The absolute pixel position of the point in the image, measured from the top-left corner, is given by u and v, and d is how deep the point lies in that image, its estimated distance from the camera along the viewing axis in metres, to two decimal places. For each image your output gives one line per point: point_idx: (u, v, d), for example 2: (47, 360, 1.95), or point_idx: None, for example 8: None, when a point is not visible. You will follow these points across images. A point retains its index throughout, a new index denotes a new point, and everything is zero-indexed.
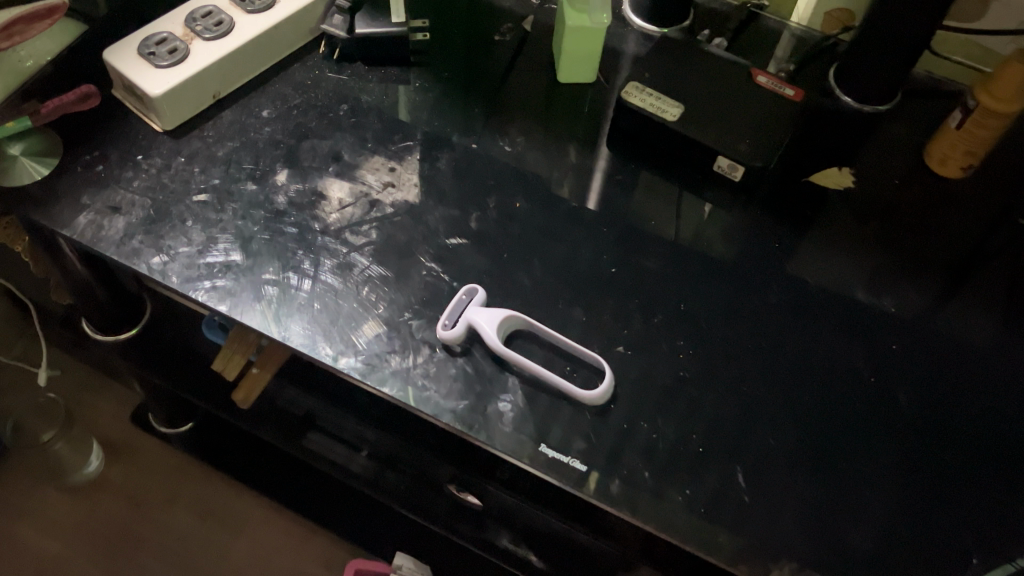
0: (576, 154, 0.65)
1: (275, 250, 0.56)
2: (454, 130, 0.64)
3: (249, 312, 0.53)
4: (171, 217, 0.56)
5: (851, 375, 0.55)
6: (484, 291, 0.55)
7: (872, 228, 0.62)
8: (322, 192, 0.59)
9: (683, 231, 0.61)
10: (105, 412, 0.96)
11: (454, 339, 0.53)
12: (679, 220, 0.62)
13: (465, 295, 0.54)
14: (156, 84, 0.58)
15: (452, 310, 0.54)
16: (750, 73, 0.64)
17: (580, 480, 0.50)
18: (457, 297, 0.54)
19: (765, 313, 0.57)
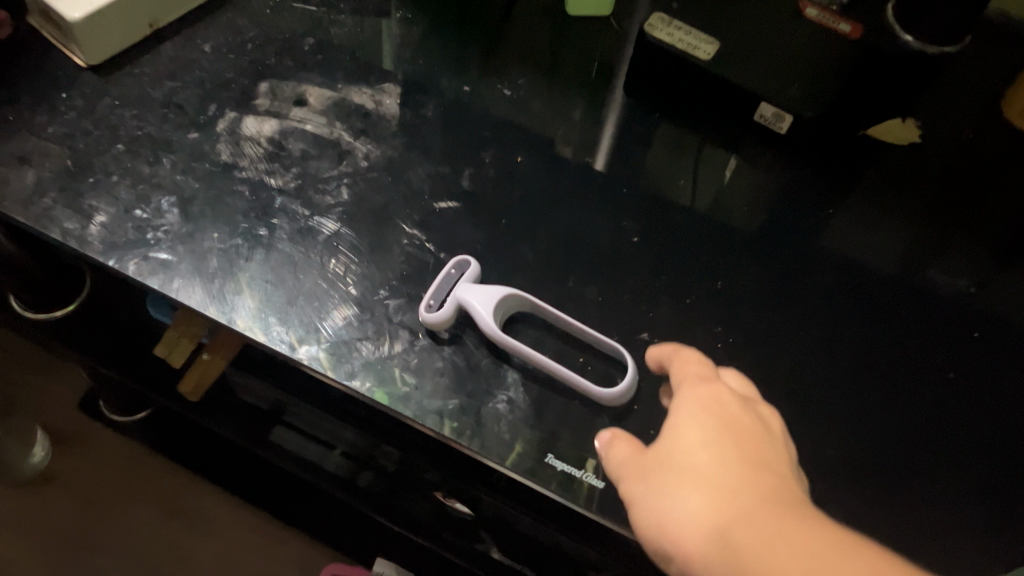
0: (589, 101, 0.54)
1: (221, 213, 0.45)
2: (443, 71, 0.53)
3: (187, 289, 0.43)
4: (94, 172, 0.46)
5: (925, 370, 0.45)
6: (477, 264, 0.45)
7: (944, 192, 0.52)
8: (281, 142, 0.48)
9: (698, 200, 0.51)
10: (53, 396, 0.86)
11: (439, 324, 0.42)
12: (695, 185, 0.52)
13: (454, 269, 0.44)
14: (74, 6, 0.46)
15: (438, 288, 0.43)
16: (797, 5, 0.52)
17: (595, 500, 0.40)
18: (444, 271, 0.44)
19: (819, 295, 0.48)
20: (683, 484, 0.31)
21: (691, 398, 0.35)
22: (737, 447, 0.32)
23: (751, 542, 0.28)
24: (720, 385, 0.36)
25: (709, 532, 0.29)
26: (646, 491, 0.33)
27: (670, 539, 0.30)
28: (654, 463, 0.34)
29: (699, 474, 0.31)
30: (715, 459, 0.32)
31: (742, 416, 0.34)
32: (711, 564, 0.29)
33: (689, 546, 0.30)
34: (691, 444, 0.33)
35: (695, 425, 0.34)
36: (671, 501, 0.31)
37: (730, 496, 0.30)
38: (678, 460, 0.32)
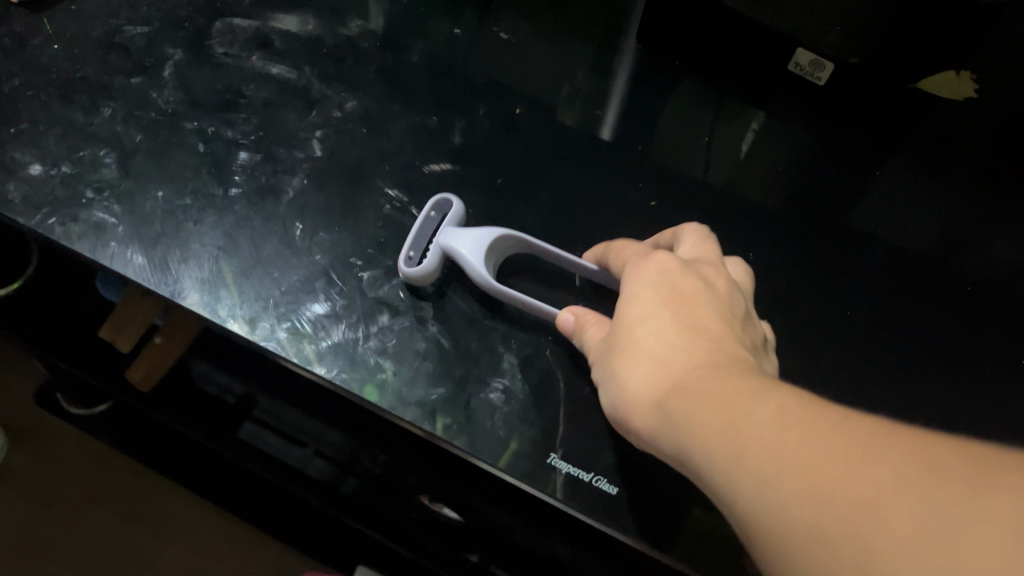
0: (599, 50, 0.48)
1: (167, 169, 0.39)
2: (431, 12, 0.46)
3: (123, 257, 0.36)
4: (18, 121, 0.39)
5: (997, 354, 0.39)
6: (459, 201, 0.38)
7: (1006, 154, 0.45)
8: (240, 89, 0.41)
9: (710, 174, 0.44)
10: (8, 388, 0.80)
11: (425, 278, 0.36)
12: (708, 159, 0.44)
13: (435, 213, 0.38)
14: None
15: (418, 236, 0.37)
16: None
17: (610, 510, 0.33)
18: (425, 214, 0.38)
19: (869, 268, 0.41)
20: (628, 362, 0.28)
21: (633, 266, 0.31)
22: (682, 307, 0.28)
23: (683, 406, 0.24)
24: (664, 249, 0.31)
25: (654, 406, 0.25)
26: (602, 376, 0.29)
27: (630, 422, 0.27)
28: (605, 345, 0.30)
29: (639, 351, 0.27)
30: (655, 325, 0.28)
31: (684, 276, 0.29)
32: (662, 439, 0.25)
33: (641, 423, 0.26)
34: (630, 319, 0.29)
35: (633, 297, 0.29)
36: (619, 380, 0.28)
37: (671, 363, 0.26)
38: (620, 336, 0.29)
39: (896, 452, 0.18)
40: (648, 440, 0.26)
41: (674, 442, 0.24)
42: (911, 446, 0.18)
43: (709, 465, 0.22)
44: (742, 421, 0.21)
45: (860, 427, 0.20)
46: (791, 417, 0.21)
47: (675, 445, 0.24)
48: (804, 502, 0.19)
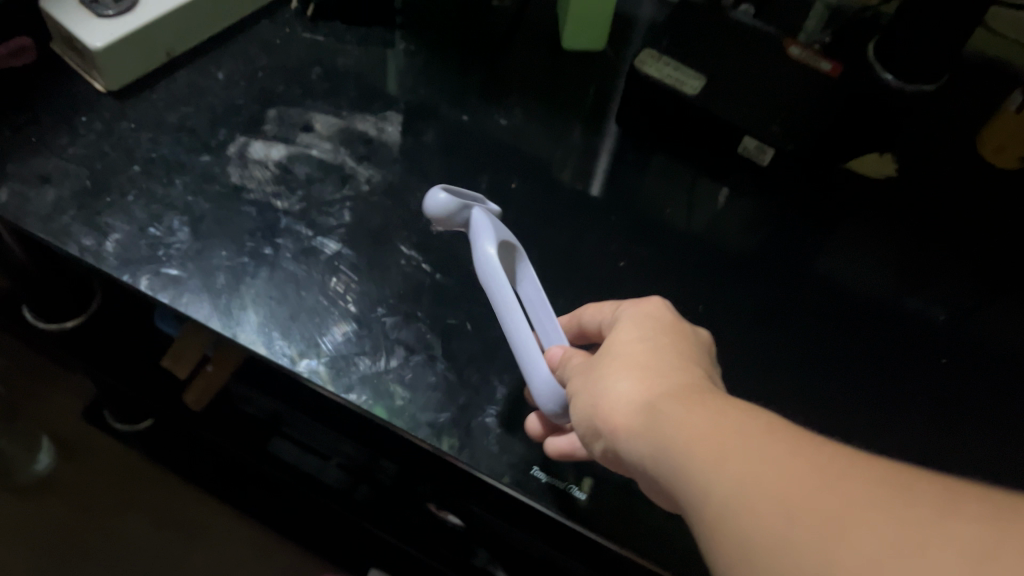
0: (585, 128, 0.57)
1: (229, 233, 0.48)
2: (443, 100, 0.56)
3: (195, 304, 0.45)
4: (110, 192, 0.48)
5: (894, 390, 0.46)
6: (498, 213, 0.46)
7: (920, 222, 0.54)
8: (287, 167, 0.51)
9: (695, 221, 0.53)
10: (58, 405, 0.89)
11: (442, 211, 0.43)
12: (692, 208, 0.54)
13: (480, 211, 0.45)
14: (97, 36, 0.50)
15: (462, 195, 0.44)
16: (782, 44, 0.56)
17: (577, 511, 0.42)
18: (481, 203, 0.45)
19: (796, 319, 0.49)
20: (617, 368, 0.31)
21: (628, 309, 0.36)
22: (672, 344, 0.33)
23: (672, 411, 0.27)
24: (657, 300, 0.37)
25: (638, 407, 0.29)
26: (576, 381, 0.33)
27: (604, 422, 0.30)
28: (588, 357, 0.34)
29: (632, 363, 0.31)
30: (647, 349, 0.32)
31: (675, 324, 0.34)
32: (639, 440, 0.28)
33: (618, 423, 0.29)
34: (626, 340, 0.33)
35: (631, 328, 0.34)
36: (600, 382, 0.31)
37: (659, 379, 0.30)
38: (608, 351, 0.33)
39: (874, 466, 0.22)
40: (621, 443, 0.29)
41: (654, 441, 0.27)
42: (893, 467, 0.22)
43: (694, 465, 0.25)
44: (732, 432, 0.24)
45: (843, 449, 0.23)
46: (781, 435, 0.24)
47: (654, 447, 0.27)
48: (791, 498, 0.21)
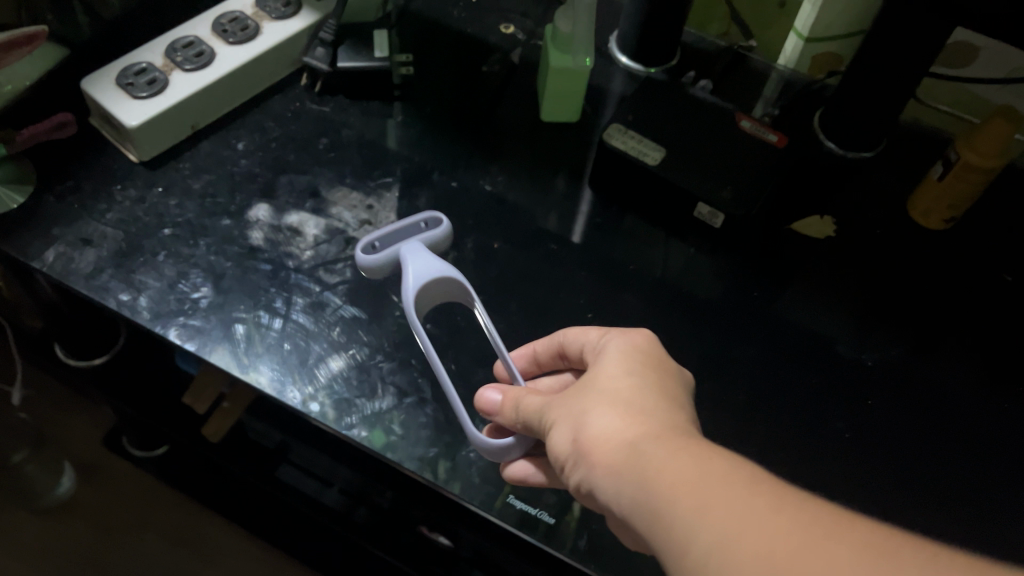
0: (559, 191, 0.65)
1: (246, 288, 0.55)
2: (435, 168, 0.64)
3: (218, 351, 0.52)
4: (143, 252, 0.55)
5: (821, 428, 0.53)
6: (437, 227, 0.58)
7: (854, 275, 0.61)
8: (297, 229, 0.58)
9: (668, 267, 0.61)
10: (78, 433, 0.96)
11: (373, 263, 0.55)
12: (665, 260, 0.62)
13: (423, 222, 0.58)
14: (133, 115, 0.58)
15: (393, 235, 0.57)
16: (735, 117, 0.63)
17: (547, 533, 0.49)
18: (417, 218, 0.58)
19: (742, 364, 0.56)
20: (602, 402, 0.37)
21: (617, 342, 0.42)
22: (655, 385, 0.38)
23: (656, 456, 0.33)
24: (642, 331, 0.43)
25: (624, 447, 0.34)
26: (566, 414, 0.38)
27: (590, 455, 0.35)
28: (576, 389, 0.39)
29: (618, 399, 0.37)
30: (632, 388, 0.37)
31: (659, 360, 0.40)
32: (624, 478, 0.33)
33: (604, 459, 0.35)
34: (615, 374, 0.39)
35: (619, 363, 0.40)
36: (588, 418, 0.37)
37: (643, 421, 0.35)
38: (597, 387, 0.38)
39: (832, 522, 0.27)
40: (606, 478, 0.34)
41: (639, 482, 0.32)
42: (846, 521, 0.27)
43: (678, 509, 0.30)
44: (712, 482, 0.30)
45: (805, 501, 0.29)
46: (754, 486, 0.30)
47: (639, 487, 0.32)
48: (761, 548, 0.27)
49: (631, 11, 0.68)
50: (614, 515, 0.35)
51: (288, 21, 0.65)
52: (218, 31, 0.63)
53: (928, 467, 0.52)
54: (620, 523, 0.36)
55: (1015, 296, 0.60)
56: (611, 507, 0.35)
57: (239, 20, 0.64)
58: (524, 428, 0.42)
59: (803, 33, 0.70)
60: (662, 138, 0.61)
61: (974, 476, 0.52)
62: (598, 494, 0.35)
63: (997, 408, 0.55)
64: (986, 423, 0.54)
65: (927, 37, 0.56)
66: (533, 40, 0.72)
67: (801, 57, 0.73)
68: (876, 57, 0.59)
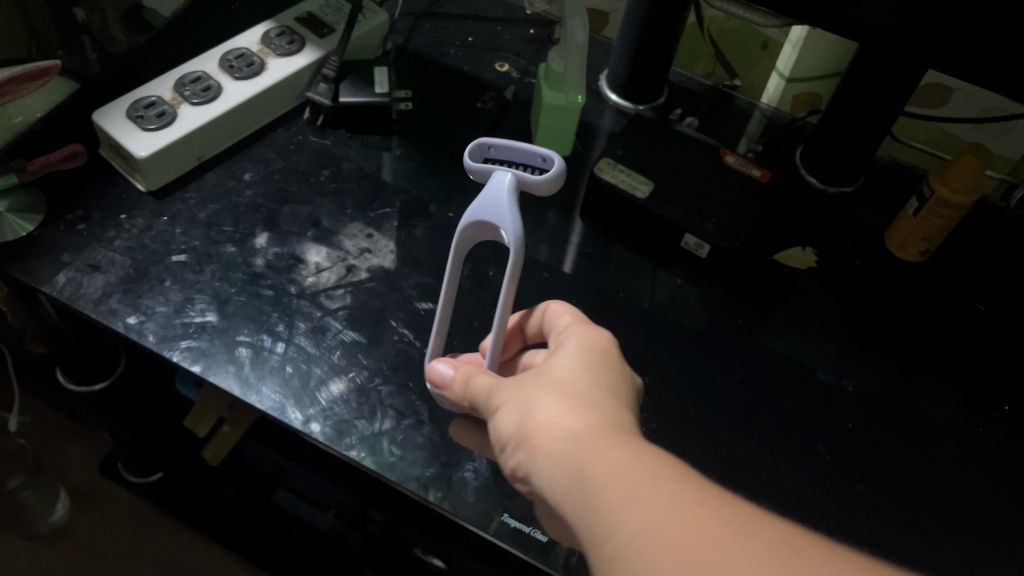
0: (552, 223, 0.67)
1: (250, 313, 0.57)
2: (432, 200, 0.66)
3: (221, 373, 0.53)
4: (150, 277, 0.57)
5: (803, 451, 0.55)
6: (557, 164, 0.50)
7: (835, 305, 0.64)
8: (300, 256, 0.60)
9: (657, 296, 0.63)
10: (73, 460, 0.96)
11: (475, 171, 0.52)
12: (653, 289, 0.64)
13: (542, 159, 0.51)
14: (142, 146, 0.60)
15: (519, 152, 0.51)
16: (719, 154, 0.66)
17: (540, 552, 0.51)
18: (539, 150, 0.51)
19: (727, 389, 0.58)
20: (552, 390, 0.39)
21: (577, 341, 0.44)
22: (605, 385, 0.40)
23: (594, 445, 0.35)
24: (606, 335, 0.45)
25: (567, 434, 0.36)
26: (516, 400, 0.40)
27: (533, 439, 0.37)
28: (530, 378, 0.42)
29: (567, 390, 0.39)
30: (585, 383, 0.40)
31: (615, 365, 0.43)
32: (561, 462, 0.35)
33: (544, 442, 0.37)
34: (569, 370, 0.41)
35: (574, 360, 0.42)
36: (536, 405, 0.39)
37: (589, 413, 0.37)
38: (551, 378, 0.40)
39: (747, 520, 0.29)
40: (544, 460, 0.36)
41: (574, 466, 0.34)
42: (760, 521, 0.29)
43: (605, 494, 0.32)
44: (642, 473, 0.32)
45: (728, 501, 0.30)
46: (681, 480, 0.31)
47: (574, 471, 0.34)
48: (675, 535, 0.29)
49: (620, 51, 0.71)
50: (546, 499, 0.37)
51: (292, 57, 0.68)
52: (225, 67, 0.65)
53: (907, 488, 0.54)
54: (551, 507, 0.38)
55: (988, 326, 0.63)
56: (544, 490, 0.36)
57: (245, 56, 0.66)
58: (474, 409, 0.44)
59: (785, 73, 0.73)
60: (651, 173, 0.64)
61: (951, 497, 0.54)
62: (534, 476, 0.37)
63: (973, 433, 0.57)
64: (962, 447, 0.56)
65: (900, 78, 0.59)
66: (526, 78, 0.75)
67: (783, 95, 0.76)
68: (852, 98, 0.62)
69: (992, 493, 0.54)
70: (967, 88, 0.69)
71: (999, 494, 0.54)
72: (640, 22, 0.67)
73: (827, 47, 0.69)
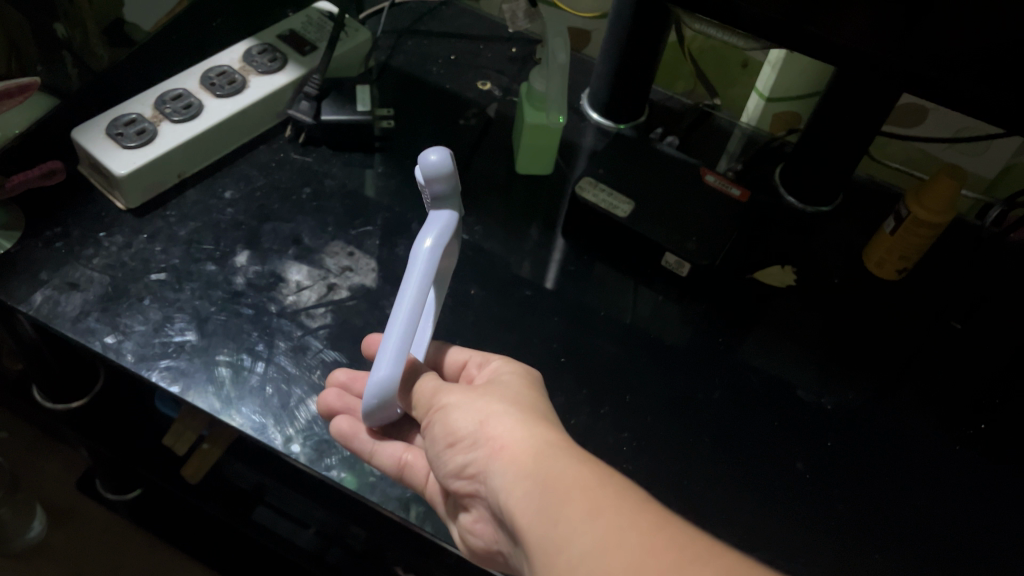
0: (534, 241, 0.67)
1: (230, 332, 0.56)
2: (414, 218, 0.66)
3: (200, 393, 0.53)
4: (129, 296, 0.57)
5: (782, 469, 0.56)
6: None
7: (814, 322, 0.65)
8: (281, 275, 0.60)
9: (637, 314, 0.64)
10: (50, 477, 0.95)
11: None
12: (634, 305, 0.64)
13: None
14: (121, 164, 0.59)
15: None
16: (699, 173, 0.67)
17: None
18: None
19: (708, 407, 0.58)
20: (511, 403, 0.40)
21: (524, 366, 0.45)
22: (556, 413, 0.41)
23: (560, 458, 0.35)
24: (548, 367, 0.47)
25: (531, 443, 0.36)
26: (471, 401, 0.40)
27: (493, 443, 0.37)
28: (488, 388, 0.41)
29: (526, 407, 0.39)
30: (541, 406, 0.40)
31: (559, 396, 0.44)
32: (522, 469, 0.35)
33: (504, 448, 0.37)
34: (523, 390, 0.42)
35: (526, 383, 0.43)
36: (497, 412, 0.39)
37: (550, 429, 0.38)
38: (513, 394, 0.41)
39: (709, 547, 0.30)
40: (503, 464, 0.36)
41: (537, 475, 0.35)
42: (722, 550, 0.31)
43: (571, 505, 0.33)
44: (609, 492, 0.33)
45: (687, 528, 0.32)
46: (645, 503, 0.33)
47: (536, 478, 0.34)
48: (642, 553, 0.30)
49: (601, 70, 0.72)
50: (494, 503, 0.36)
51: (274, 75, 0.68)
52: (206, 84, 0.65)
53: (885, 507, 0.54)
54: (496, 512, 0.37)
55: (964, 345, 0.64)
56: (495, 493, 0.36)
57: (226, 74, 0.66)
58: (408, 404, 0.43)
59: (765, 92, 0.74)
60: (632, 191, 0.64)
61: (928, 515, 0.54)
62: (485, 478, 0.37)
63: (949, 450, 0.58)
64: (938, 465, 0.57)
65: (878, 100, 0.60)
66: (509, 96, 0.76)
67: (763, 114, 0.77)
68: (830, 119, 0.63)
69: (967, 510, 0.55)
70: (942, 108, 0.70)
71: (975, 512, 0.55)
72: (620, 41, 0.67)
73: (804, 68, 0.70)
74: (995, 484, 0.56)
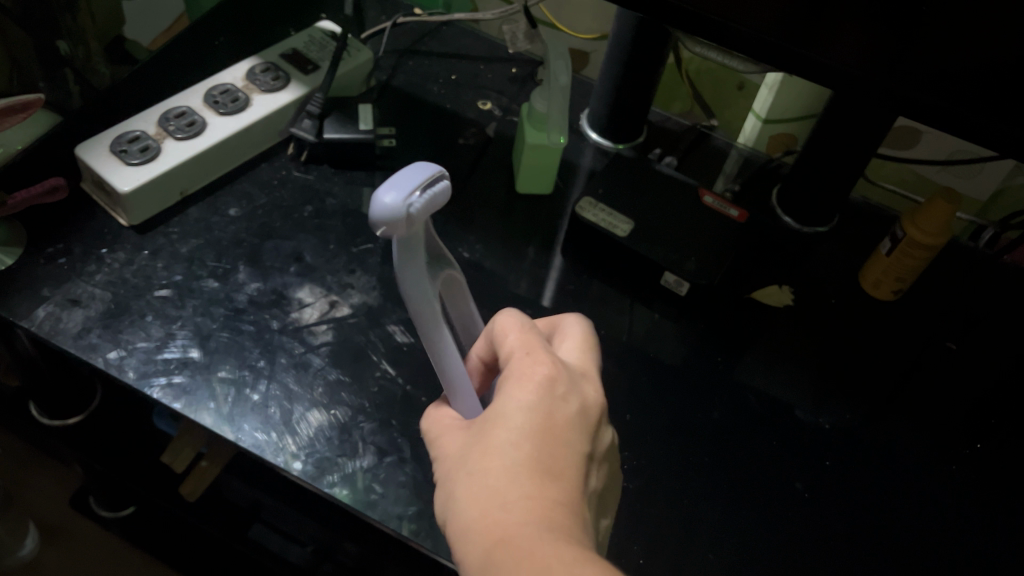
0: (532, 259, 0.68)
1: (232, 349, 0.57)
2: None
3: (202, 411, 0.53)
4: (131, 312, 0.57)
5: (782, 488, 0.56)
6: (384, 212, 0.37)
7: (811, 341, 0.65)
8: (283, 292, 0.60)
9: (635, 333, 0.64)
10: (42, 495, 0.95)
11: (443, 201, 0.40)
12: (631, 323, 0.65)
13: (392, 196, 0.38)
14: (124, 181, 0.60)
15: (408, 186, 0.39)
16: (698, 193, 0.67)
17: None
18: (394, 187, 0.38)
19: (707, 427, 0.59)
20: (472, 482, 0.38)
21: (507, 391, 0.41)
22: (537, 452, 0.39)
23: (499, 562, 0.34)
24: (547, 368, 0.42)
25: (479, 546, 0.36)
26: (445, 485, 0.40)
27: (455, 544, 0.37)
28: (463, 455, 0.40)
29: (487, 480, 0.38)
30: (504, 469, 0.38)
31: (552, 413, 0.40)
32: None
33: (463, 550, 0.37)
34: (496, 442, 0.39)
35: (505, 424, 0.40)
36: (457, 504, 0.38)
37: (505, 516, 0.36)
38: (478, 461, 0.39)
39: None
40: (464, 572, 0.36)
41: None
42: None
43: None
44: None
45: None
46: None
47: None
48: None
49: (601, 91, 0.73)
50: None
51: (277, 93, 0.68)
52: (209, 103, 0.66)
53: (882, 527, 0.55)
54: None
55: (958, 365, 0.64)
56: None
57: (229, 92, 0.67)
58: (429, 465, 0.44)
59: (761, 114, 0.75)
60: (631, 211, 0.65)
61: (924, 536, 0.55)
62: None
63: (945, 471, 0.58)
64: (935, 484, 0.57)
65: (873, 124, 0.61)
66: (508, 116, 0.77)
67: (760, 136, 0.78)
68: (826, 141, 0.64)
69: (962, 532, 0.55)
70: (935, 132, 0.71)
71: (970, 531, 0.55)
72: (620, 63, 0.68)
73: (800, 92, 0.71)
74: (990, 505, 0.57)
